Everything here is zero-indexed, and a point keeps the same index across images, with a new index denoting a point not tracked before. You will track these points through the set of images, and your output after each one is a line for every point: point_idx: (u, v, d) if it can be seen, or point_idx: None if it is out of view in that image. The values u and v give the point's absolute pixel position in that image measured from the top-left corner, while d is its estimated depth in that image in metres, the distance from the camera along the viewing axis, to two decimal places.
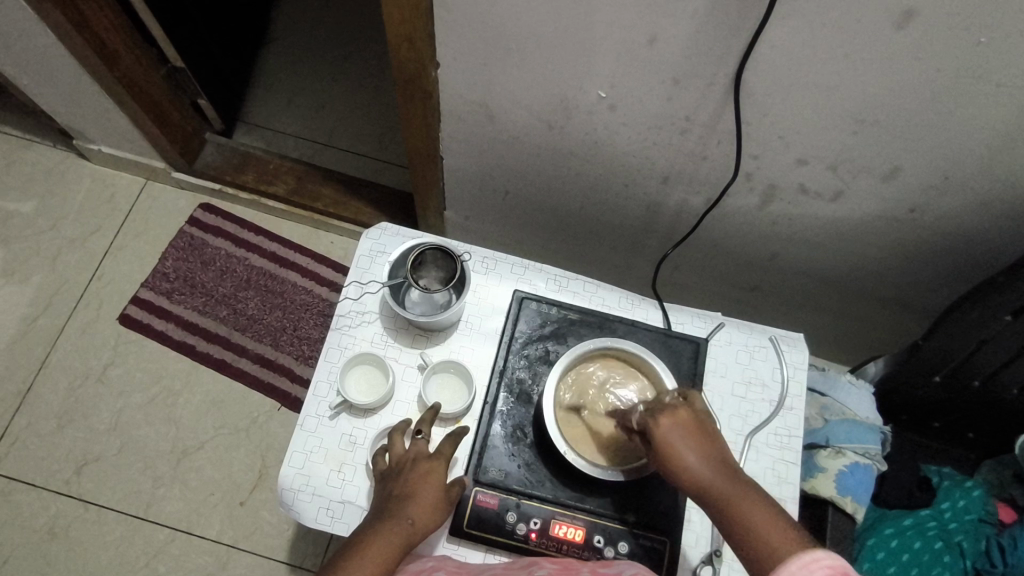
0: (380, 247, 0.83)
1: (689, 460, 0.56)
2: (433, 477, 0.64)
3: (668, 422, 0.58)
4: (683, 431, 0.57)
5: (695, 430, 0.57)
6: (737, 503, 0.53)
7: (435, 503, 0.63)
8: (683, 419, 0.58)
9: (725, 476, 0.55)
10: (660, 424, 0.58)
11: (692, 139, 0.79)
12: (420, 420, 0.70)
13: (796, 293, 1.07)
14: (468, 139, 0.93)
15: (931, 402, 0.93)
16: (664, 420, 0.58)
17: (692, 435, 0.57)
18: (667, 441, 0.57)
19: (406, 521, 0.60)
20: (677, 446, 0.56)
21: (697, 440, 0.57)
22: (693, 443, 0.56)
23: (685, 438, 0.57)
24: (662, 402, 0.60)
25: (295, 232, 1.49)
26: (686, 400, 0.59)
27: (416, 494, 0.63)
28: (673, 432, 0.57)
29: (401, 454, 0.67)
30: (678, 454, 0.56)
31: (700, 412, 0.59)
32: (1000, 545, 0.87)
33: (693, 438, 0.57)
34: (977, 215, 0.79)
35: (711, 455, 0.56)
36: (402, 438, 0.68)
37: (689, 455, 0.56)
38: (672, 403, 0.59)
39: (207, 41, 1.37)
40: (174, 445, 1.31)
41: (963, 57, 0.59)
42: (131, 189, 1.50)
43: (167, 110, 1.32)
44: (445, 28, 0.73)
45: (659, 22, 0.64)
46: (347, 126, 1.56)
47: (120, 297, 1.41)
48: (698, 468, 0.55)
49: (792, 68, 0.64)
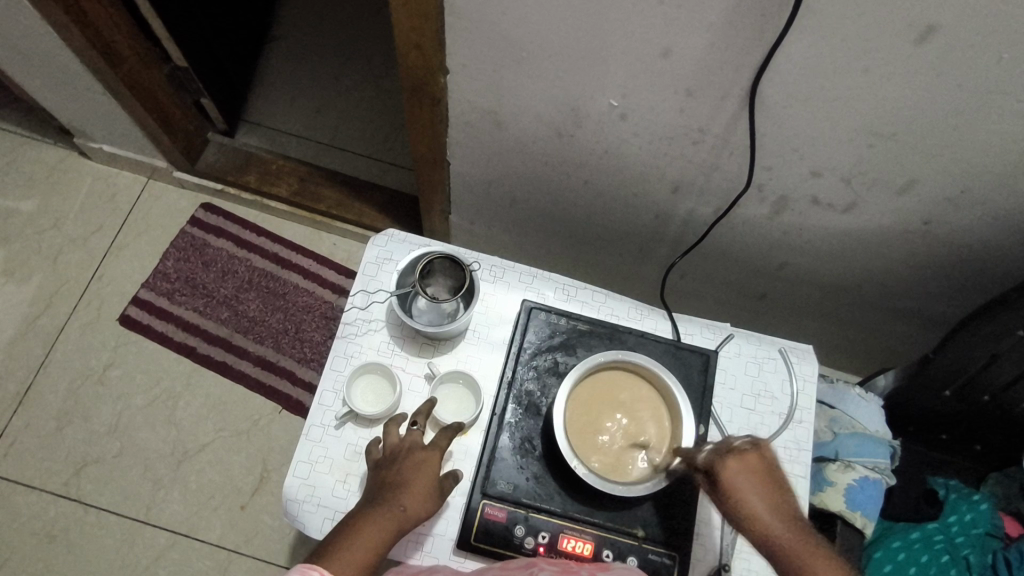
0: (387, 254, 0.82)
1: (756, 507, 0.59)
2: (425, 466, 0.65)
3: (737, 466, 0.60)
4: (752, 478, 0.60)
5: (763, 478, 0.61)
6: (801, 554, 0.57)
7: (426, 492, 0.63)
8: (752, 465, 0.61)
9: (791, 526, 0.58)
10: (729, 468, 0.60)
11: (704, 149, 0.78)
12: (418, 410, 0.70)
13: (804, 303, 1.06)
14: (476, 145, 0.92)
15: (941, 415, 0.93)
16: (732, 464, 0.61)
17: (761, 482, 0.60)
18: (736, 487, 0.60)
19: (396, 508, 0.61)
20: (742, 489, 0.60)
21: (764, 487, 0.60)
22: (761, 490, 0.60)
23: (753, 483, 0.60)
24: (731, 444, 0.62)
25: (298, 234, 1.48)
26: (757, 446, 0.62)
27: (409, 483, 0.63)
28: (741, 479, 0.60)
29: (395, 443, 0.67)
30: (745, 499, 0.59)
31: (771, 459, 0.62)
32: (1007, 559, 0.84)
33: (759, 485, 0.60)
34: (992, 230, 0.78)
35: (777, 505, 0.59)
36: (397, 429, 0.68)
37: (759, 505, 0.59)
38: (742, 447, 0.62)
39: (211, 41, 1.35)
40: (175, 447, 1.30)
41: (984, 73, 0.58)
42: (132, 189, 1.49)
43: (170, 110, 1.31)
44: (457, 34, 0.72)
45: (675, 33, 0.63)
46: (351, 126, 1.55)
47: (120, 298, 1.40)
48: (767, 515, 0.59)
49: (810, 81, 0.63)
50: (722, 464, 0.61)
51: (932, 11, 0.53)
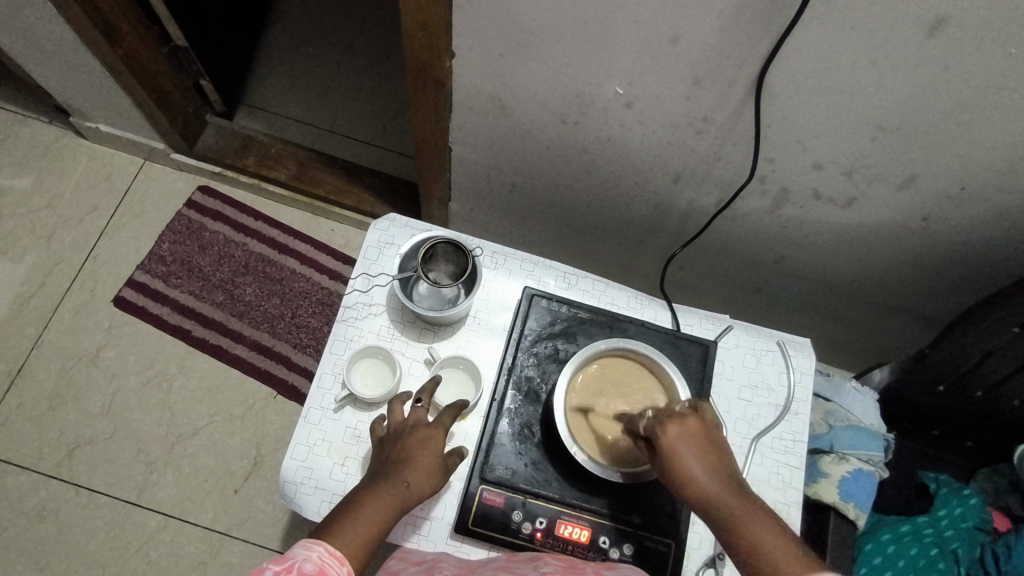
0: (388, 238, 0.81)
1: (693, 468, 0.56)
2: (430, 443, 0.65)
3: (675, 428, 0.58)
4: (690, 440, 0.57)
5: (702, 441, 0.57)
6: (739, 514, 0.52)
7: (431, 469, 0.63)
8: (693, 428, 0.58)
9: (728, 487, 0.54)
10: (668, 431, 0.58)
11: (708, 139, 0.78)
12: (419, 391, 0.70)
13: (801, 297, 1.07)
14: (479, 131, 0.92)
15: (934, 411, 0.95)
16: (671, 429, 0.58)
17: (699, 446, 0.57)
18: (674, 449, 0.57)
19: (401, 484, 0.61)
20: (682, 455, 0.56)
21: (702, 450, 0.57)
22: (698, 454, 0.56)
23: (692, 446, 0.57)
24: (673, 410, 0.60)
25: (295, 218, 1.47)
26: (696, 411, 0.60)
27: (415, 459, 0.63)
28: (680, 441, 0.57)
29: (401, 421, 0.67)
30: (683, 463, 0.56)
31: (710, 424, 0.59)
32: (994, 553, 0.86)
33: (697, 449, 0.57)
34: (990, 227, 0.78)
35: (716, 465, 0.56)
36: (401, 407, 0.69)
37: (698, 467, 0.56)
38: (681, 412, 0.59)
39: (212, 21, 1.34)
40: (168, 430, 1.29)
41: (993, 67, 0.58)
42: (129, 170, 1.47)
43: (170, 90, 1.29)
44: (464, 17, 0.71)
45: (685, 21, 0.63)
46: (351, 111, 1.54)
47: (115, 279, 1.39)
48: (703, 477, 0.55)
49: (818, 71, 0.63)
50: (662, 429, 0.58)
51: (945, 4, 0.53)
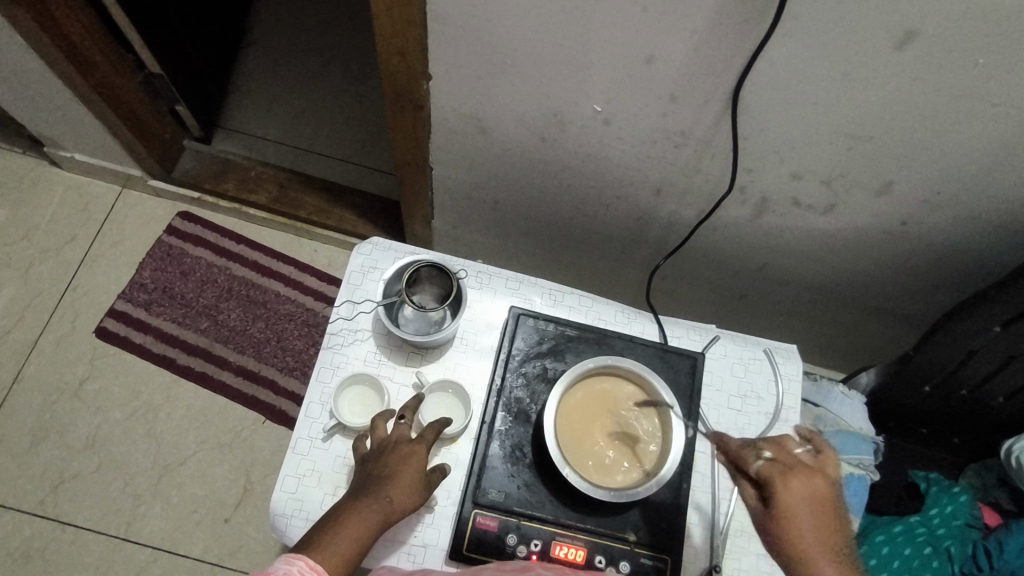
0: (371, 263, 0.81)
1: (808, 537, 0.48)
2: (413, 459, 0.64)
3: (801, 487, 0.49)
4: (813, 504, 0.49)
5: (827, 508, 0.49)
6: None
7: (413, 484, 0.63)
8: (817, 489, 0.49)
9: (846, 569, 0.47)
10: (789, 485, 0.49)
11: (687, 152, 0.79)
12: (406, 406, 0.70)
13: (785, 302, 1.08)
14: (458, 150, 0.92)
15: (921, 410, 0.95)
16: (794, 484, 0.49)
17: (822, 512, 0.49)
18: (792, 510, 0.48)
19: (383, 499, 0.61)
20: (800, 517, 0.48)
21: (825, 518, 0.49)
22: (819, 522, 0.48)
23: (815, 509, 0.49)
24: (794, 459, 0.51)
25: (278, 241, 1.46)
26: (825, 467, 0.51)
27: (397, 475, 0.63)
28: (804, 503, 0.49)
29: (383, 437, 0.67)
30: (798, 528, 0.48)
31: (835, 482, 0.51)
32: (986, 549, 0.90)
33: (821, 516, 0.49)
34: (968, 232, 0.79)
35: (835, 541, 0.48)
36: (384, 423, 0.68)
37: (819, 544, 0.47)
38: (807, 467, 0.51)
39: (187, 47, 1.34)
40: (155, 461, 1.27)
41: (961, 77, 0.59)
42: (105, 198, 1.45)
43: (145, 117, 1.28)
44: (439, 40, 0.72)
45: (659, 40, 0.63)
46: (330, 131, 1.53)
47: (95, 310, 1.37)
48: (819, 552, 0.47)
49: (790, 86, 0.64)
50: (782, 482, 0.50)
51: (913, 17, 0.54)
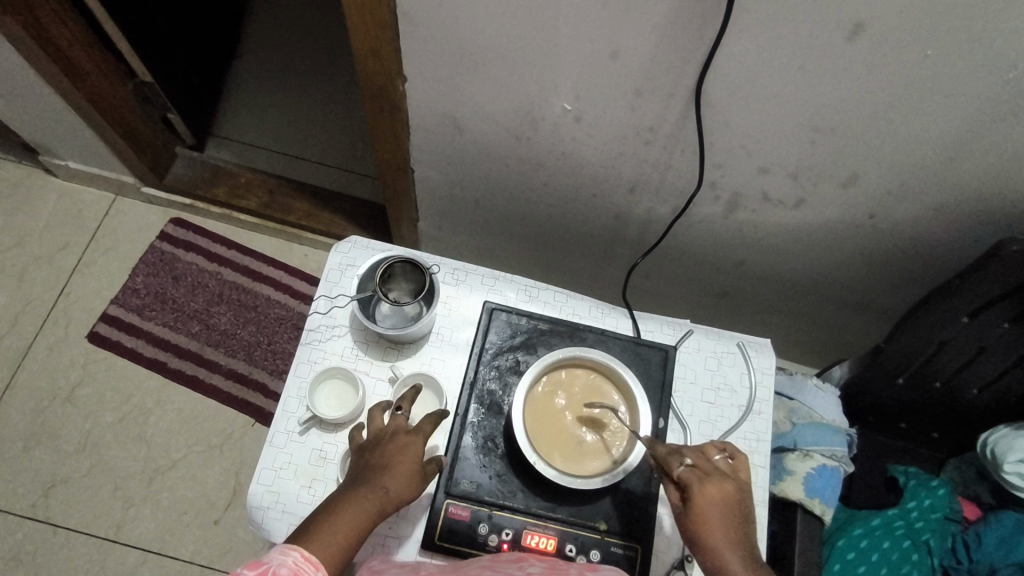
0: (349, 260, 0.82)
1: (720, 536, 0.55)
2: (410, 450, 0.64)
3: (713, 492, 0.57)
4: (723, 509, 0.57)
5: (733, 510, 0.57)
6: None
7: (409, 475, 0.62)
8: (727, 494, 0.57)
9: (752, 562, 0.55)
10: (705, 492, 0.57)
11: (657, 149, 0.80)
12: (402, 397, 0.69)
13: (764, 299, 1.09)
14: (437, 151, 0.95)
15: (896, 403, 0.95)
16: (708, 490, 0.57)
17: (730, 514, 0.57)
18: (706, 513, 0.56)
19: (379, 489, 0.60)
20: (712, 520, 0.56)
21: (732, 518, 0.57)
22: (727, 523, 0.56)
23: (725, 512, 0.57)
24: (710, 467, 0.59)
25: (268, 246, 1.48)
26: (734, 474, 0.59)
27: (393, 465, 0.62)
28: (714, 508, 0.56)
29: (379, 429, 0.66)
30: (711, 531, 0.56)
31: (745, 485, 0.59)
32: (965, 541, 0.91)
33: (730, 518, 0.56)
34: (934, 224, 0.80)
35: (739, 537, 0.56)
36: (381, 415, 0.68)
37: (727, 541, 0.55)
38: (720, 474, 0.58)
39: (178, 56, 1.37)
40: (146, 463, 1.29)
41: (911, 68, 0.60)
42: (99, 205, 1.48)
43: (137, 124, 1.30)
44: (411, 40, 0.74)
45: (620, 37, 0.65)
46: (320, 137, 1.56)
47: (88, 314, 1.39)
48: (729, 546, 0.55)
49: (749, 80, 0.66)
50: (698, 487, 0.57)
51: (859, 9, 0.56)
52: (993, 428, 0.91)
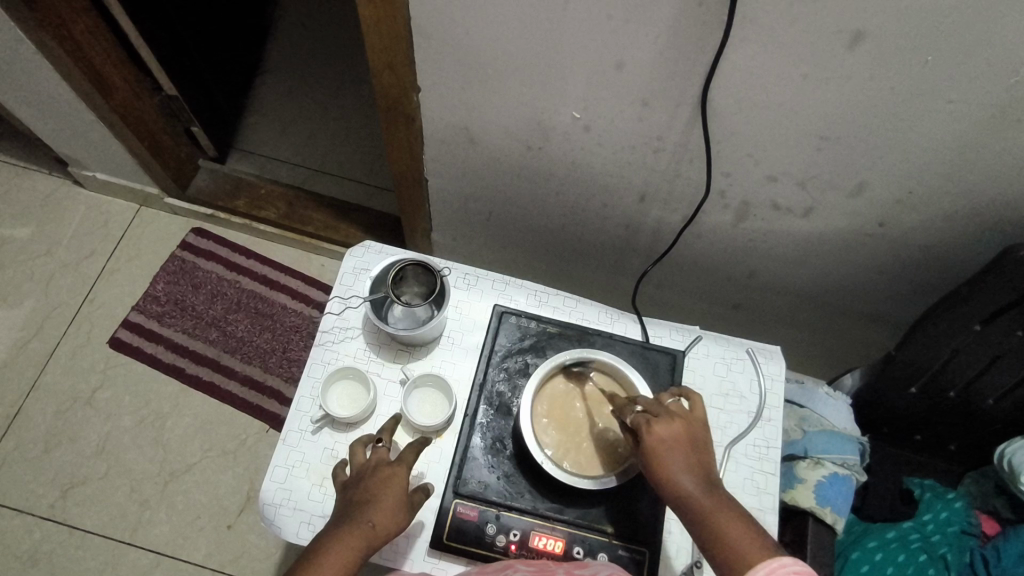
0: (363, 264, 0.84)
1: (675, 468, 0.58)
2: (394, 482, 0.64)
3: (662, 429, 0.60)
4: (676, 444, 0.59)
5: (687, 442, 0.60)
6: (709, 508, 0.56)
7: (395, 507, 0.63)
8: (677, 429, 0.60)
9: (708, 487, 0.58)
10: (654, 432, 0.60)
11: (666, 157, 0.82)
12: (382, 429, 0.70)
13: (776, 310, 1.09)
14: (451, 161, 0.97)
15: (910, 414, 0.94)
16: (657, 429, 0.60)
17: (683, 446, 0.59)
18: (658, 450, 0.59)
19: (365, 525, 0.61)
20: (666, 456, 0.59)
21: (686, 449, 0.59)
22: (682, 454, 0.59)
23: (678, 447, 0.59)
24: (661, 409, 0.62)
25: (286, 256, 1.51)
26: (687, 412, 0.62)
27: (377, 499, 0.63)
28: (667, 442, 0.59)
29: (362, 462, 0.66)
30: (667, 466, 0.58)
31: (697, 420, 0.62)
32: (984, 556, 0.88)
33: (684, 450, 0.59)
34: (945, 233, 0.80)
35: (695, 465, 0.59)
36: (363, 447, 0.68)
37: (682, 469, 0.58)
38: (669, 412, 0.61)
39: (203, 73, 1.42)
40: (162, 467, 1.31)
41: (914, 76, 0.61)
42: (124, 215, 1.52)
43: (161, 137, 1.35)
44: (425, 52, 0.77)
45: (626, 47, 0.67)
46: (338, 150, 1.60)
47: (111, 321, 1.42)
48: (684, 473, 0.58)
49: (754, 88, 0.67)
50: (648, 429, 0.60)
51: (858, 19, 0.57)
52: (1010, 440, 0.90)
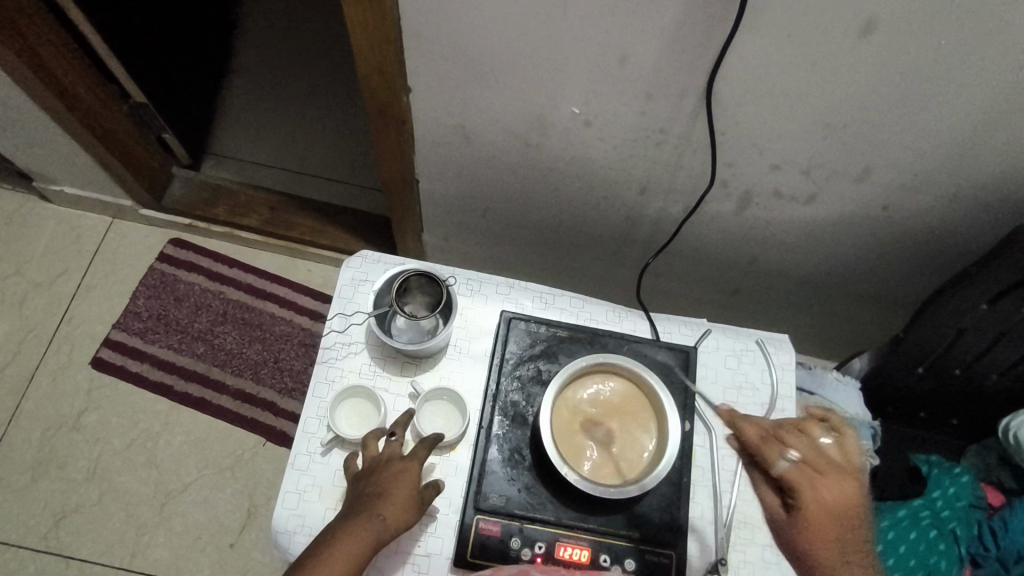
0: (362, 275, 0.81)
1: (817, 513, 0.61)
2: (405, 476, 0.65)
3: (811, 472, 0.63)
4: (835, 504, 0.61)
5: (838, 487, 0.62)
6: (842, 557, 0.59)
7: (406, 502, 0.63)
8: (830, 473, 0.63)
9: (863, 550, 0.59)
10: (809, 473, 0.63)
11: (668, 149, 0.80)
12: (396, 422, 0.70)
13: (776, 294, 1.09)
14: (443, 161, 0.94)
15: (916, 393, 0.95)
16: (812, 471, 0.63)
17: (831, 491, 0.62)
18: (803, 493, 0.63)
19: (375, 518, 0.61)
20: (811, 499, 0.62)
21: (836, 494, 0.62)
22: (824, 500, 0.62)
23: (832, 493, 0.62)
24: (812, 452, 0.65)
25: (270, 262, 1.46)
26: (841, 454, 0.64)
27: (388, 493, 0.63)
28: (823, 501, 0.62)
29: (375, 456, 0.67)
30: (812, 509, 0.62)
31: (857, 471, 0.64)
32: (992, 528, 0.91)
33: (831, 495, 0.62)
34: (949, 213, 0.80)
35: (842, 513, 0.61)
36: (375, 441, 0.69)
37: (823, 516, 0.61)
38: (823, 455, 0.64)
39: (171, 77, 1.35)
40: (158, 489, 1.27)
41: (927, 61, 0.60)
42: (96, 229, 1.46)
43: (132, 147, 1.29)
44: (416, 51, 0.73)
45: (630, 41, 0.65)
46: (317, 150, 1.55)
47: (91, 341, 1.37)
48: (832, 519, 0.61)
49: (762, 78, 0.65)
50: (801, 470, 0.64)
51: (872, 6, 0.55)
52: (1014, 414, 0.91)
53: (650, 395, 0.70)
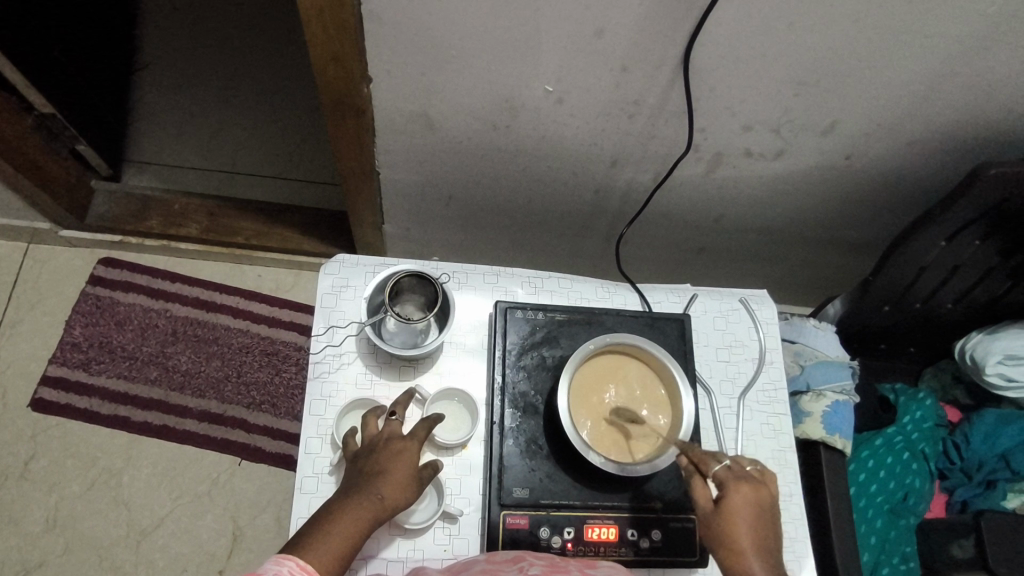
0: (343, 281, 0.77)
1: (744, 538, 0.58)
2: (405, 456, 0.63)
3: (745, 492, 0.60)
4: (753, 509, 0.60)
5: (762, 513, 0.60)
6: None
7: (406, 481, 0.62)
8: (758, 498, 0.60)
9: (772, 567, 0.57)
10: (740, 491, 0.60)
11: (641, 120, 0.79)
12: (396, 402, 0.69)
13: (741, 250, 1.12)
14: (406, 150, 0.89)
15: (880, 328, 1.01)
16: (742, 492, 0.60)
17: (758, 517, 0.60)
18: (736, 512, 0.59)
19: (374, 497, 0.60)
20: (742, 519, 0.59)
21: (760, 521, 0.59)
22: (753, 523, 0.59)
23: (756, 516, 0.60)
24: (748, 474, 0.62)
25: (216, 272, 1.37)
26: (767, 479, 0.62)
27: (387, 472, 0.62)
28: (745, 508, 0.60)
29: (374, 434, 0.66)
30: (739, 530, 0.59)
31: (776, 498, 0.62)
32: (955, 443, 1.00)
33: (756, 521, 0.59)
34: (906, 157, 0.84)
35: (765, 544, 0.58)
36: (375, 420, 0.68)
37: (750, 542, 0.58)
38: (755, 479, 0.61)
39: (76, 80, 1.22)
40: (130, 528, 1.18)
41: (895, 14, 0.62)
42: (11, 258, 1.31)
43: (43, 163, 1.16)
44: (375, 38, 0.68)
45: (606, 12, 0.63)
46: (250, 147, 1.44)
47: (26, 381, 1.24)
48: (751, 546, 0.58)
49: (738, 42, 0.65)
50: (733, 488, 0.60)
51: None
52: (967, 337, 0.99)
53: (649, 360, 0.71)
